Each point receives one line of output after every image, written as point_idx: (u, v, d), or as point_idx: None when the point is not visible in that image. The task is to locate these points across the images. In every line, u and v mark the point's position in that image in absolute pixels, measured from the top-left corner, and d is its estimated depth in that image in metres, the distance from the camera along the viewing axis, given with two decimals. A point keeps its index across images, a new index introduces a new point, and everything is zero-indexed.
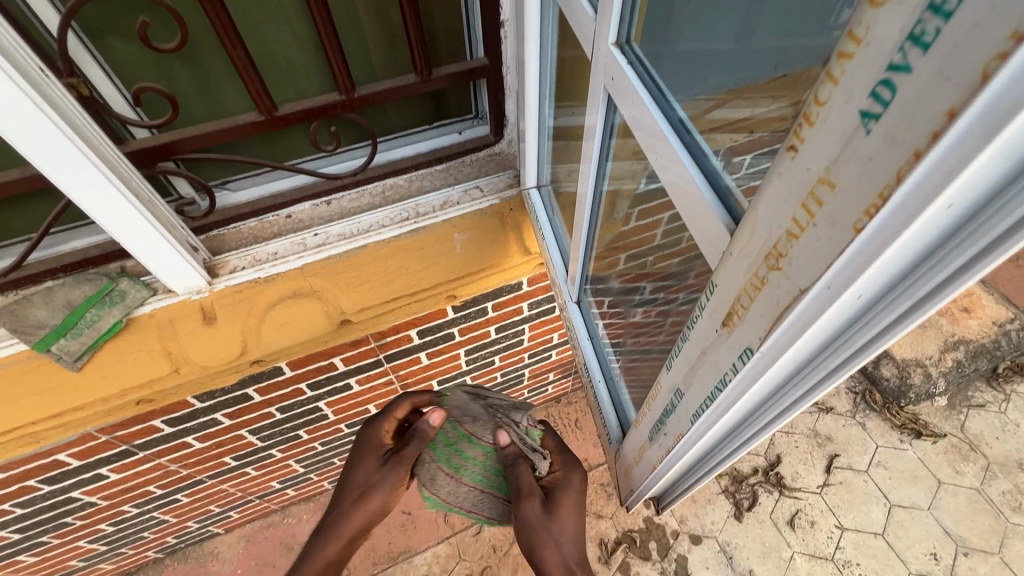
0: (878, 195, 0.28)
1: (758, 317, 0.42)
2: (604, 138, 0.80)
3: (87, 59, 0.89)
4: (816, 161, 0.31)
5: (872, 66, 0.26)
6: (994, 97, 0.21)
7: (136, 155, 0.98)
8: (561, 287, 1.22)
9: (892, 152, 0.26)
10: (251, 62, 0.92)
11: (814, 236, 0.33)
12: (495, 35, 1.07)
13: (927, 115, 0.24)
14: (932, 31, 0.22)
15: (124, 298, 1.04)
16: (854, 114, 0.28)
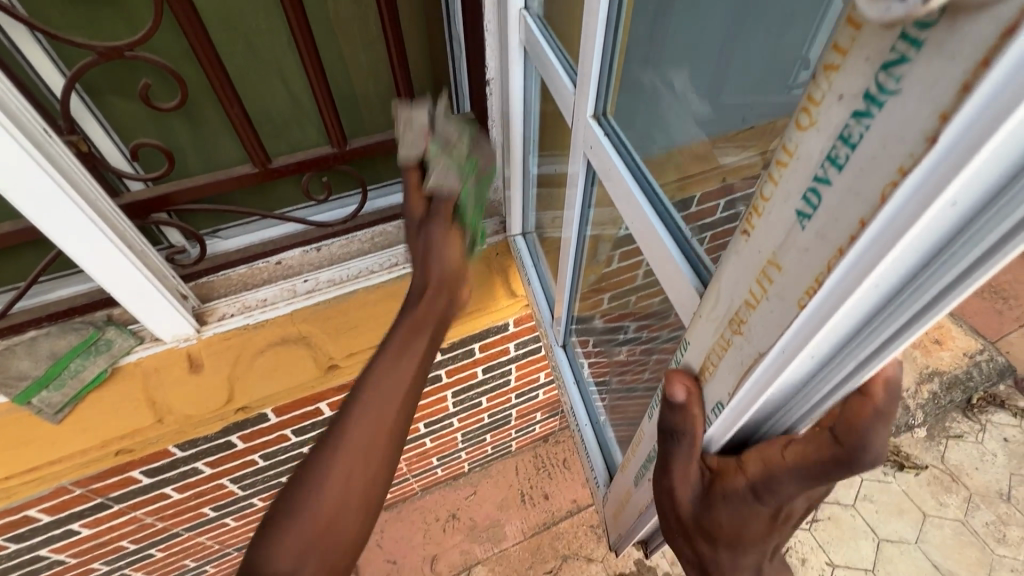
0: (814, 280, 0.32)
1: (725, 375, 0.45)
2: (587, 184, 0.85)
3: (87, 117, 0.92)
4: (765, 245, 0.36)
5: (802, 175, 0.31)
6: (892, 213, 0.26)
7: (131, 207, 1.00)
8: (548, 330, 1.24)
9: (822, 246, 0.31)
10: (248, 118, 0.97)
11: (768, 308, 0.37)
12: (481, 93, 1.14)
13: (844, 221, 0.29)
14: (843, 155, 0.28)
15: (110, 347, 1.04)
16: (791, 211, 0.32)
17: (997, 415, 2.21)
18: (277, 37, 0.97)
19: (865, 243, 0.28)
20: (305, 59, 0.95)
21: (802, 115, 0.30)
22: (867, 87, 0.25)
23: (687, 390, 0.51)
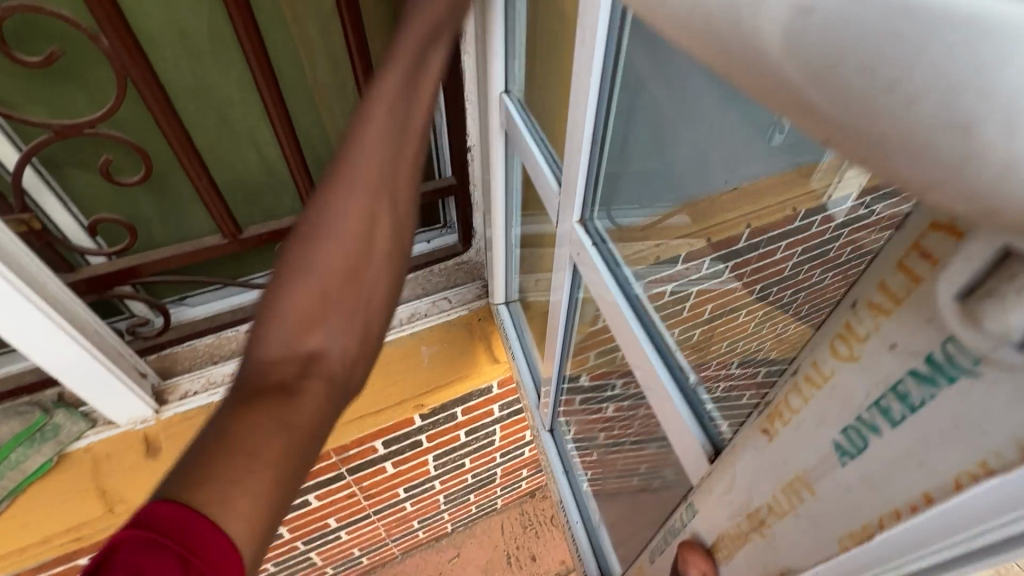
0: (862, 525, 0.31)
1: (745, 565, 0.43)
2: (572, 288, 0.89)
3: (44, 190, 0.87)
4: (793, 458, 0.35)
5: (842, 410, 0.30)
6: (959, 503, 0.25)
7: (90, 282, 0.94)
8: (535, 413, 1.25)
9: (871, 494, 0.29)
10: (216, 189, 0.93)
11: (800, 523, 0.35)
12: (463, 158, 1.10)
13: (904, 485, 0.27)
14: (897, 413, 0.27)
15: (57, 433, 0.96)
16: (828, 439, 0.31)
17: None
18: (251, 107, 0.93)
19: (936, 516, 0.26)
20: (278, 126, 0.92)
21: (833, 353, 0.29)
22: (923, 360, 0.24)
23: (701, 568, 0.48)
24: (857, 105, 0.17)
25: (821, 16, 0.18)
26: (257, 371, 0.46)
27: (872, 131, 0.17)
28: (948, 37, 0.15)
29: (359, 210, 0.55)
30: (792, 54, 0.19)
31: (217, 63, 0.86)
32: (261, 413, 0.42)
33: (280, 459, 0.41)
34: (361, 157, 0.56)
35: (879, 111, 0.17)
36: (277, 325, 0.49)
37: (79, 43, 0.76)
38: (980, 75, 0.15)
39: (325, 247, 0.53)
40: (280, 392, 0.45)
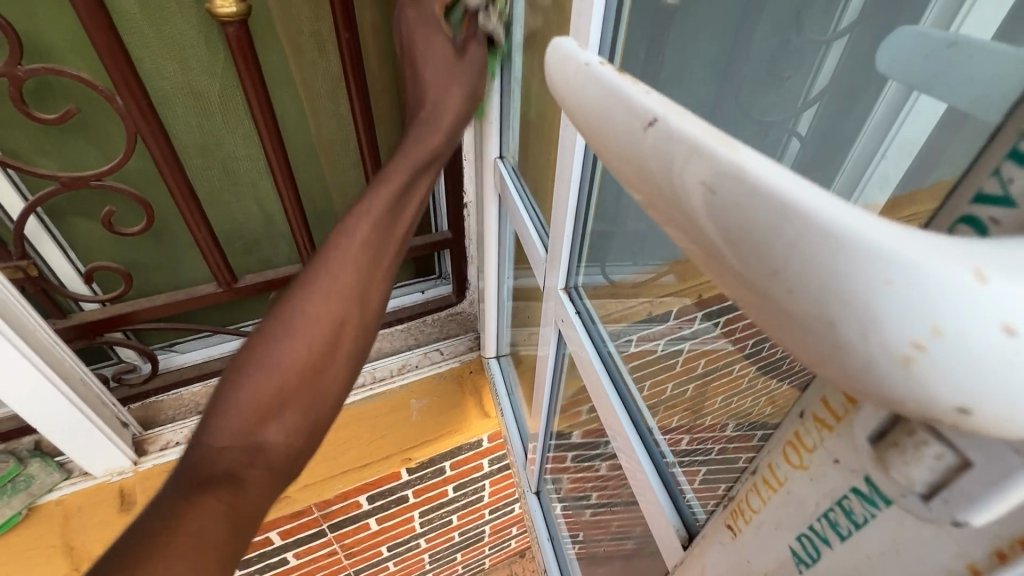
0: None
1: None
2: (558, 346, 0.90)
3: (44, 238, 0.88)
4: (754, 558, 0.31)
5: (796, 516, 0.27)
6: None
7: (81, 328, 0.94)
8: (522, 477, 1.28)
9: None
10: (215, 240, 0.95)
11: None
12: (460, 213, 1.12)
13: None
14: (846, 527, 0.24)
15: (30, 485, 0.93)
16: (785, 546, 0.28)
17: None
18: (255, 162, 0.97)
19: None
20: (279, 179, 0.94)
21: (779, 459, 0.27)
22: (858, 480, 0.22)
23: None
24: (738, 252, 0.16)
25: (725, 197, 0.15)
26: (206, 458, 0.46)
27: (792, 322, 0.15)
28: (845, 256, 0.13)
29: (329, 305, 0.54)
30: (704, 223, 0.16)
31: (226, 123, 0.91)
32: (207, 494, 0.44)
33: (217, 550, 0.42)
34: (325, 308, 0.54)
35: (791, 311, 0.15)
36: (246, 385, 0.50)
37: (94, 102, 0.80)
38: (872, 306, 0.13)
39: (296, 334, 0.52)
40: (231, 480, 0.46)
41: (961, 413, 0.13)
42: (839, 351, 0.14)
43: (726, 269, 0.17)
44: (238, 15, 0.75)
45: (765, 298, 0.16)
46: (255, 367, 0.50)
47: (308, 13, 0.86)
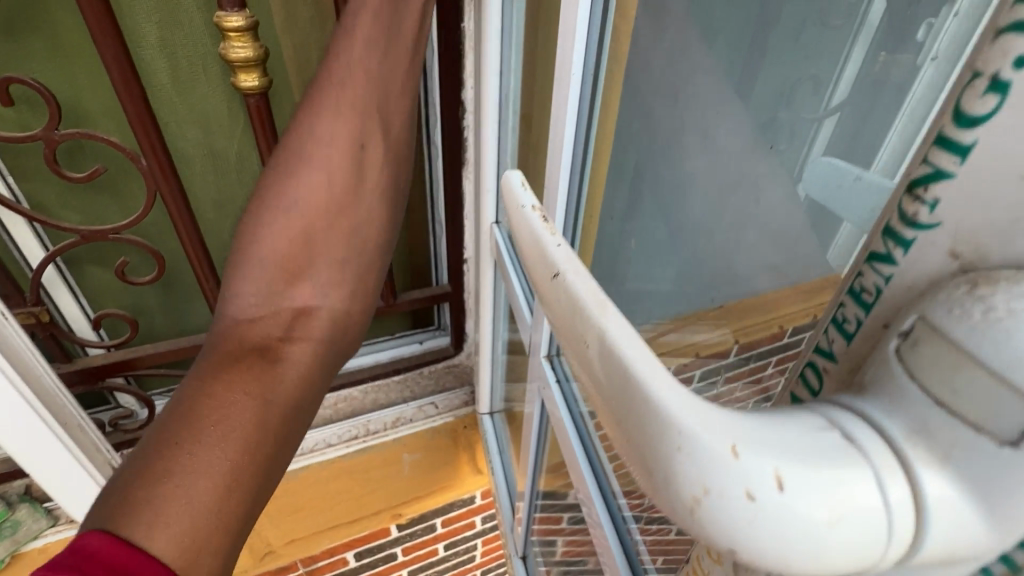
0: None
1: None
2: (541, 413, 0.96)
3: (59, 286, 0.92)
4: None
5: None
6: None
7: (84, 373, 0.96)
8: (508, 539, 1.26)
9: None
10: (220, 291, 0.98)
11: None
12: (460, 268, 1.16)
13: None
14: None
15: (16, 530, 0.92)
16: None
17: None
18: None
19: None
20: None
21: (703, 553, 0.28)
22: None
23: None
24: (605, 394, 0.20)
25: (594, 346, 0.20)
26: (234, 331, 0.51)
27: (631, 450, 0.19)
28: (662, 416, 0.17)
29: (341, 143, 0.56)
30: (582, 358, 0.21)
31: (241, 181, 0.96)
32: (231, 391, 0.45)
33: (249, 440, 0.44)
34: (337, 109, 0.56)
35: (631, 443, 0.19)
36: (258, 271, 0.54)
37: (121, 162, 0.85)
38: (671, 457, 0.17)
39: (306, 181, 0.56)
40: (261, 354, 0.50)
41: (730, 549, 0.17)
42: (655, 485, 0.19)
43: (590, 391, 0.21)
44: (259, 89, 0.81)
45: (610, 420, 0.20)
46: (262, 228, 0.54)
47: None
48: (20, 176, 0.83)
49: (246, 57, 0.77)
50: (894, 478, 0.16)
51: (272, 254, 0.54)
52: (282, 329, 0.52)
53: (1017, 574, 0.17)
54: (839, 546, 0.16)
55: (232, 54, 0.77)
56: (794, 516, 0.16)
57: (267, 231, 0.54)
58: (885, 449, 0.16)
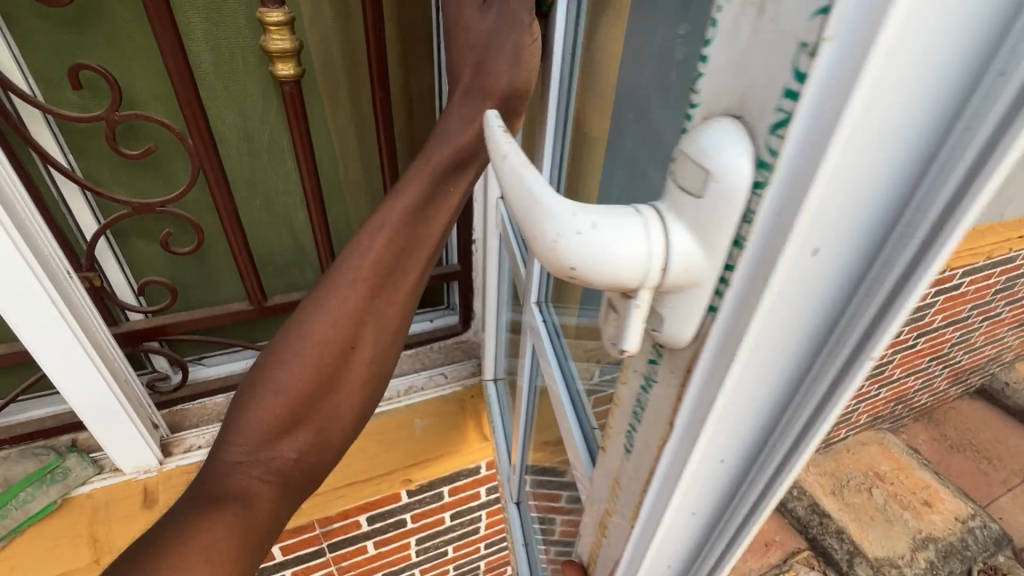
0: (644, 487, 0.43)
1: (614, 535, 0.50)
2: (530, 368, 1.09)
3: (108, 255, 1.02)
4: (611, 464, 0.49)
5: (626, 413, 0.44)
6: (677, 450, 0.38)
7: (127, 335, 1.06)
8: (505, 486, 1.33)
9: (641, 468, 0.43)
10: (252, 262, 1.07)
11: (616, 505, 0.48)
12: (468, 249, 1.26)
13: (652, 453, 0.41)
14: (644, 406, 0.41)
15: (66, 477, 1.02)
16: (624, 436, 0.45)
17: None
18: (292, 196, 1.11)
19: (666, 460, 0.39)
20: (312, 207, 1.08)
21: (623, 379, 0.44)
22: (645, 377, 0.40)
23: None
24: (528, 215, 0.33)
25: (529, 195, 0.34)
26: (222, 470, 0.56)
27: (534, 244, 0.33)
28: (556, 215, 0.31)
29: (340, 332, 0.59)
30: (518, 203, 0.34)
31: (272, 163, 1.06)
32: (247, 474, 0.56)
33: (233, 555, 0.51)
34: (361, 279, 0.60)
35: (537, 241, 0.33)
36: (272, 394, 0.57)
37: (169, 141, 0.95)
38: (554, 235, 0.31)
39: (302, 358, 0.58)
40: (242, 500, 0.54)
41: (573, 272, 0.31)
42: (540, 251, 0.32)
43: (520, 225, 0.34)
44: (295, 77, 0.91)
45: (526, 235, 0.34)
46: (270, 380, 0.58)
47: (347, 75, 1.03)
48: (80, 154, 0.93)
49: (283, 48, 0.87)
50: (653, 228, 0.30)
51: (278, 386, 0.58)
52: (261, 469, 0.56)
53: (732, 273, 0.29)
54: (620, 253, 0.29)
55: (271, 45, 0.87)
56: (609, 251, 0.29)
57: (268, 375, 0.58)
58: (655, 215, 0.30)
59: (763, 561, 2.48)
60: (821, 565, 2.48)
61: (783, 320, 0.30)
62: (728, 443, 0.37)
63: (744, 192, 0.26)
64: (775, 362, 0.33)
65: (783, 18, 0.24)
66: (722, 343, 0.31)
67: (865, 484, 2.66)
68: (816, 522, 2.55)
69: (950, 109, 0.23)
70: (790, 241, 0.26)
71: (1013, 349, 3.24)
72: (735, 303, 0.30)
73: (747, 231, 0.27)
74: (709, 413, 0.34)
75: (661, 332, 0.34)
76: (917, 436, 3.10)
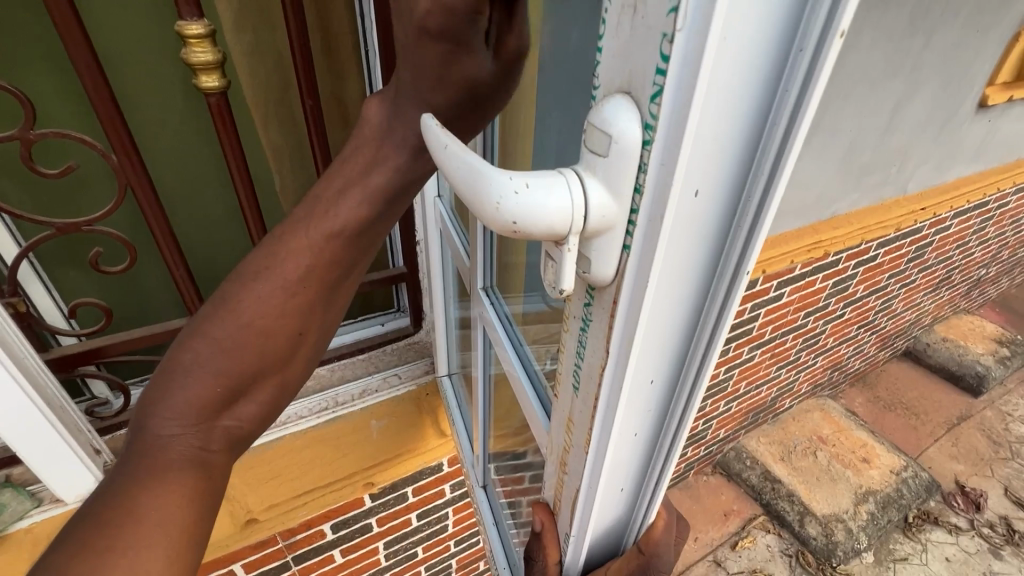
0: (591, 417, 0.41)
1: (572, 481, 0.47)
2: (484, 347, 1.12)
3: (33, 280, 0.98)
4: (564, 406, 0.47)
5: (569, 356, 0.43)
6: (614, 368, 0.37)
7: (59, 361, 1.01)
8: (470, 471, 1.34)
9: (586, 400, 0.42)
10: (190, 275, 1.05)
11: (573, 448, 0.46)
12: (412, 250, 1.28)
13: (592, 380, 0.40)
14: (582, 339, 0.40)
15: (2, 512, 0.98)
16: (570, 373, 0.44)
17: (901, 538, 2.66)
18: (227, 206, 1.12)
19: (607, 386, 0.38)
20: (250, 219, 1.07)
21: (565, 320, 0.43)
22: (581, 315, 0.39)
23: (542, 522, 0.54)
24: (464, 182, 0.33)
25: (453, 155, 0.33)
26: (160, 442, 0.48)
27: (472, 207, 0.33)
28: (486, 177, 0.32)
29: (283, 320, 0.51)
30: (450, 169, 0.34)
31: (201, 172, 1.06)
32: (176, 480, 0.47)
33: (190, 527, 0.46)
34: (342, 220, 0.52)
35: (474, 203, 0.33)
36: (182, 399, 0.49)
37: (93, 159, 0.94)
38: (493, 191, 0.31)
39: (251, 312, 0.50)
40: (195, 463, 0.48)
41: (514, 226, 0.31)
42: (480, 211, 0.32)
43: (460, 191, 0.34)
44: (221, 88, 0.91)
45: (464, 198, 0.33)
46: (189, 368, 0.50)
47: (277, 85, 1.05)
48: None
49: (207, 60, 0.87)
50: (579, 182, 0.31)
51: (180, 403, 0.49)
52: (205, 438, 0.50)
53: (638, 214, 0.30)
54: (551, 209, 0.30)
55: (193, 58, 0.87)
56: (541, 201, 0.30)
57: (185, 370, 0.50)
58: (574, 172, 0.31)
59: (723, 530, 2.63)
60: (775, 528, 2.64)
61: (690, 217, 0.31)
62: (656, 363, 0.38)
63: (637, 149, 0.29)
64: (680, 282, 0.34)
65: (649, 14, 0.27)
66: (642, 262, 0.32)
67: (811, 448, 2.84)
68: (769, 488, 2.71)
69: (785, 36, 0.26)
70: (678, 174, 0.28)
71: (931, 312, 3.56)
72: (642, 240, 0.31)
73: (644, 180, 0.29)
74: (640, 318, 0.34)
75: (593, 278, 0.34)
76: (854, 399, 3.34)
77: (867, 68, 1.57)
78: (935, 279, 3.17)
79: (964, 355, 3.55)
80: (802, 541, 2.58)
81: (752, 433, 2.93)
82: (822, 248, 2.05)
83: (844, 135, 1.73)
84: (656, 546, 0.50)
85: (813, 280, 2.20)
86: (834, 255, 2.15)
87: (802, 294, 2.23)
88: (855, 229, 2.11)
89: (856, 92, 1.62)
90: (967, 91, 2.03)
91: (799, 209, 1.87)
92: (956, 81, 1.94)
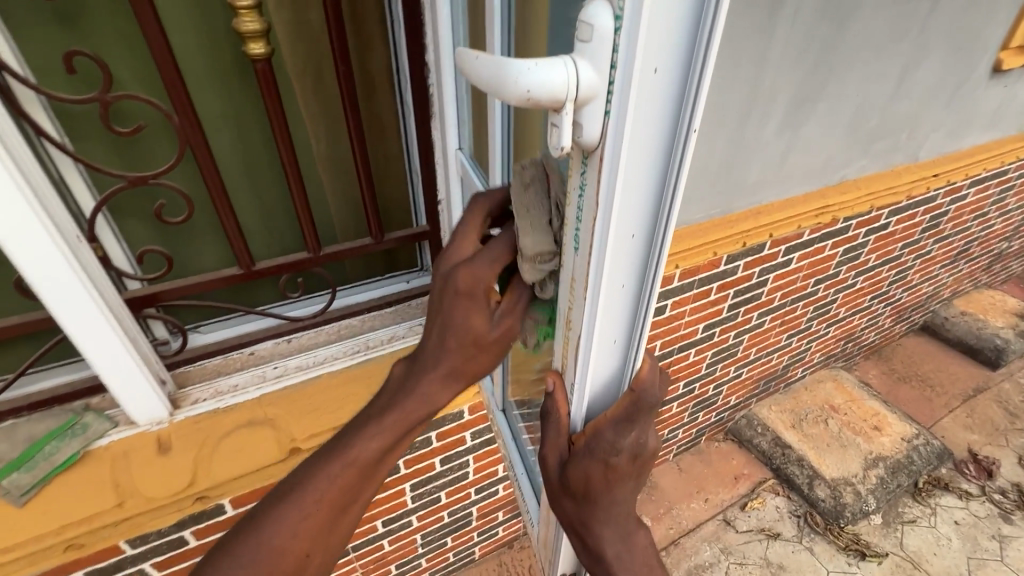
0: (587, 270, 0.52)
1: (575, 333, 0.58)
2: None
3: (106, 232, 1.13)
4: (567, 273, 0.58)
5: (570, 225, 0.53)
6: (602, 223, 0.47)
7: (131, 302, 1.16)
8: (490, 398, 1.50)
9: (583, 257, 0.52)
10: (239, 228, 1.18)
11: (575, 305, 0.57)
12: (434, 209, 1.40)
13: (587, 238, 0.50)
14: (579, 206, 0.50)
15: (86, 430, 1.15)
16: (570, 240, 0.54)
17: (911, 502, 2.72)
18: (270, 168, 1.24)
19: (597, 241, 0.48)
20: (290, 175, 1.19)
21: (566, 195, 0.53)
22: (578, 184, 0.49)
23: (553, 381, 0.65)
24: (489, 76, 0.44)
25: (484, 61, 0.45)
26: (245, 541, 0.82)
27: (494, 88, 0.43)
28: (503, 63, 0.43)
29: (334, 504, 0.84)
30: (480, 71, 0.46)
31: (246, 133, 1.18)
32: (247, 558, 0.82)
33: None
34: (486, 357, 0.75)
35: (495, 85, 0.43)
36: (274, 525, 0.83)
37: (157, 121, 1.07)
38: (510, 69, 0.41)
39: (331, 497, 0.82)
40: None
41: (527, 92, 0.41)
42: (501, 89, 0.43)
43: (485, 87, 0.45)
44: (267, 55, 1.02)
45: (488, 88, 0.44)
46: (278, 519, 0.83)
47: (310, 53, 1.15)
48: (75, 138, 1.04)
49: (254, 28, 0.99)
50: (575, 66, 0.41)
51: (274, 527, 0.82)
52: None
53: (614, 86, 0.40)
54: (554, 80, 0.40)
55: (244, 27, 0.98)
56: (548, 74, 0.40)
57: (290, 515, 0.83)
58: (570, 58, 0.41)
59: (733, 491, 2.72)
60: (785, 490, 2.72)
61: (650, 84, 0.40)
62: (635, 215, 0.48)
63: (610, 32, 0.38)
64: (648, 144, 0.44)
65: None
66: (617, 128, 0.41)
67: (821, 416, 2.91)
68: (779, 453, 2.78)
69: None
70: (639, 53, 0.37)
71: (949, 286, 3.55)
72: (618, 108, 0.41)
73: (616, 59, 0.39)
74: (618, 174, 0.43)
75: (584, 143, 0.44)
76: (868, 371, 3.38)
77: (872, 31, 1.61)
78: (952, 251, 3.18)
79: (983, 328, 3.55)
80: (811, 503, 2.65)
81: (764, 402, 3.00)
82: (831, 213, 2.10)
83: (850, 100, 1.78)
84: (643, 383, 0.63)
85: (822, 247, 2.26)
86: (843, 221, 2.19)
87: (812, 260, 2.28)
88: (865, 196, 2.15)
89: (861, 56, 1.66)
90: (979, 56, 2.04)
91: (807, 175, 1.93)
92: (967, 45, 1.96)
